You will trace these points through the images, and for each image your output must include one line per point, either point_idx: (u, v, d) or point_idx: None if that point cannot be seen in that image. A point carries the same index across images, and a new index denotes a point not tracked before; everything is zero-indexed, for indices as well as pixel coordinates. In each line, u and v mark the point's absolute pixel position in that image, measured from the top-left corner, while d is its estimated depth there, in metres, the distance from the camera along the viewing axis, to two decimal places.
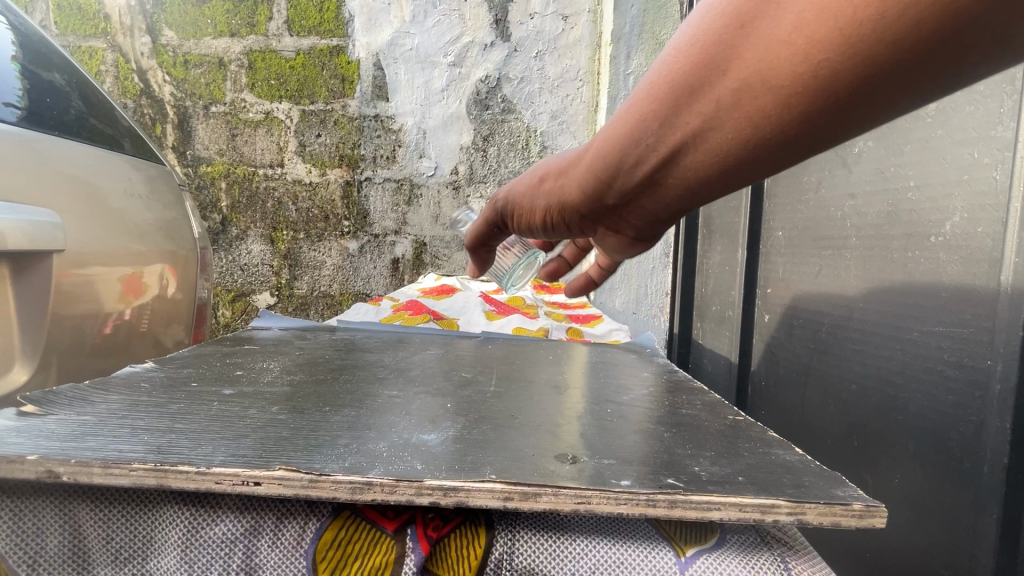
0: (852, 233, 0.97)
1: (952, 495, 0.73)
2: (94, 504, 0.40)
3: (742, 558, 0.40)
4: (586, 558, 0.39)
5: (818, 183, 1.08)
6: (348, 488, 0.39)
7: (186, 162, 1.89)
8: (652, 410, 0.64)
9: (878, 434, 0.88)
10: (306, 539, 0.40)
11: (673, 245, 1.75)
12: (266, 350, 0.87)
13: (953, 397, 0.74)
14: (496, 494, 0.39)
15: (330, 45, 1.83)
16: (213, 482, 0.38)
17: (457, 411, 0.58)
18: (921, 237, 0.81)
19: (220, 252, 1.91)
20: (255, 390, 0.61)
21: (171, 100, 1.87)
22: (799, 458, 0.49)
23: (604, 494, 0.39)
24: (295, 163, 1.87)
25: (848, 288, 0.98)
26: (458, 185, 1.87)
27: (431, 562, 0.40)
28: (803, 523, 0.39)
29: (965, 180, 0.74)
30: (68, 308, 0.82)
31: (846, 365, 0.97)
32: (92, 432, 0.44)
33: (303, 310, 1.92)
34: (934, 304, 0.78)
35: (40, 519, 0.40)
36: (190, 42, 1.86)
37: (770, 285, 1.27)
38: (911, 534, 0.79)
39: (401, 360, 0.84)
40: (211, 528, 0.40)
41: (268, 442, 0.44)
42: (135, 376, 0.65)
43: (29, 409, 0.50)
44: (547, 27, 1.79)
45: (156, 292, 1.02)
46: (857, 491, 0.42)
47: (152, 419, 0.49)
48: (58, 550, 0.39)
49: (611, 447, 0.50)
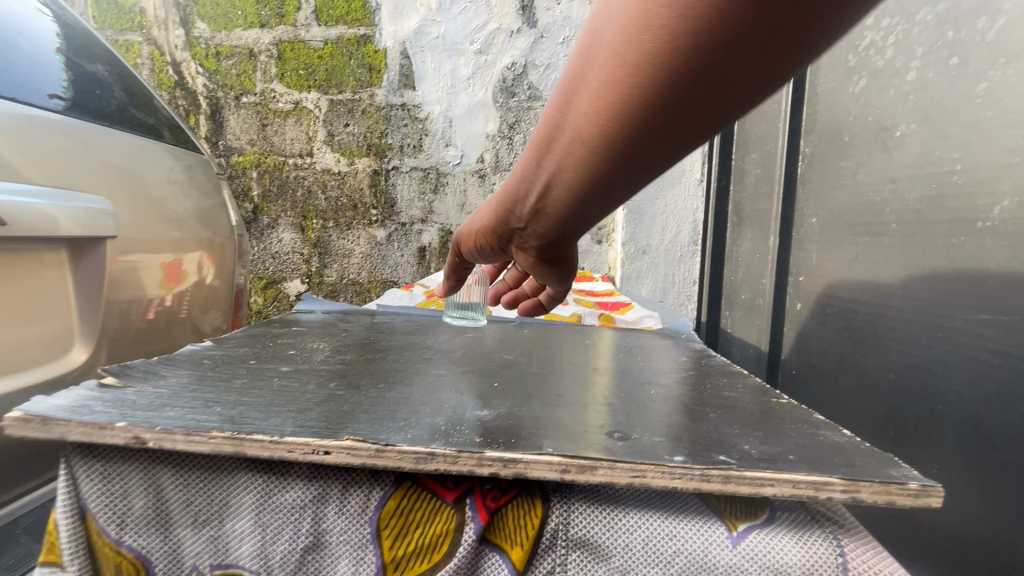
0: (893, 219, 0.95)
1: (996, 484, 0.72)
2: (174, 468, 0.43)
3: (794, 534, 0.40)
4: (639, 530, 0.40)
5: (856, 167, 1.06)
6: (413, 458, 0.40)
7: (219, 152, 1.94)
8: (693, 392, 0.65)
9: (918, 422, 0.86)
10: (370, 507, 0.42)
11: (702, 232, 1.74)
12: (311, 331, 0.90)
13: (998, 385, 0.73)
14: (554, 466, 0.40)
15: (358, 34, 1.85)
16: (285, 450, 0.41)
17: (504, 389, 0.60)
18: (968, 222, 0.79)
19: (253, 240, 1.96)
20: (309, 367, 0.64)
21: (205, 92, 1.92)
22: (847, 439, 0.49)
23: (658, 468, 0.40)
24: (324, 153, 1.90)
25: (888, 275, 0.96)
26: (484, 173, 1.87)
27: (490, 531, 0.41)
28: (857, 500, 0.40)
29: (1016, 162, 0.72)
30: (116, 295, 0.86)
31: (885, 352, 0.95)
32: (169, 402, 0.47)
33: (333, 297, 1.96)
34: (981, 290, 0.76)
35: (124, 482, 0.42)
36: (221, 33, 1.90)
37: (804, 273, 1.25)
38: (952, 522, 0.78)
39: (440, 342, 0.86)
40: (283, 495, 0.42)
41: (332, 415, 0.47)
42: (196, 353, 0.68)
43: (110, 380, 0.54)
44: (574, 12, 1.77)
45: (193, 279, 1.05)
46: (910, 471, 0.42)
47: (220, 392, 0.52)
48: (143, 511, 0.42)
49: (658, 425, 0.51)
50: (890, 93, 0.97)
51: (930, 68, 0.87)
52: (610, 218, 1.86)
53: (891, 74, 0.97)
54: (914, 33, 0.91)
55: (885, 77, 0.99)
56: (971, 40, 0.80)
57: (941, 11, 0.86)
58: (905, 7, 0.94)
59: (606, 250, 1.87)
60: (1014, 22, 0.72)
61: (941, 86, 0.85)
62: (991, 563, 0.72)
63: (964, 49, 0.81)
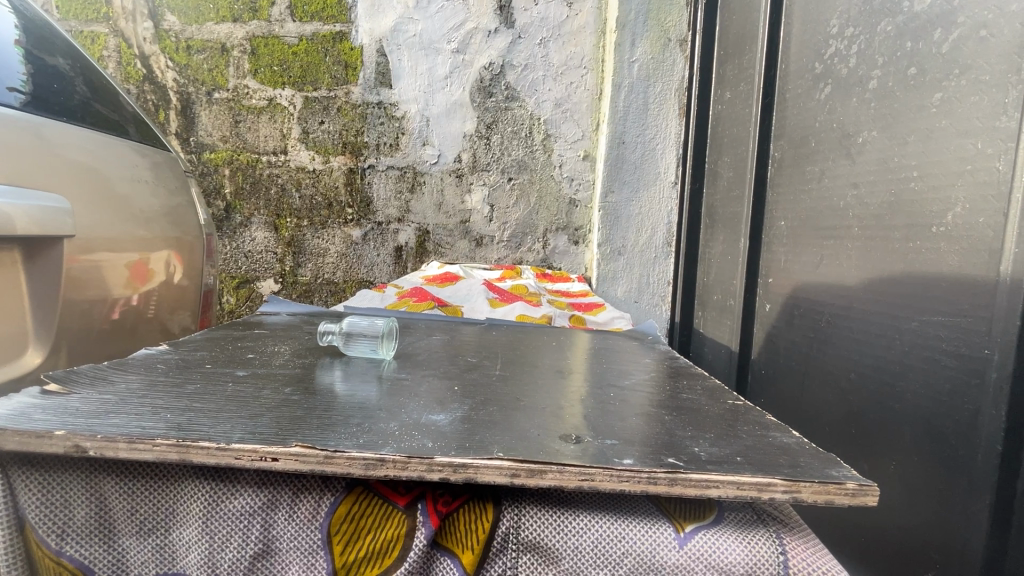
0: (854, 223, 0.98)
1: (948, 482, 0.75)
2: (118, 477, 0.42)
3: (739, 534, 0.41)
4: (588, 532, 0.41)
5: (821, 173, 1.09)
6: (362, 464, 0.41)
7: (190, 148, 1.89)
8: (653, 394, 0.66)
9: (876, 421, 0.89)
10: (320, 513, 0.42)
11: (676, 234, 1.76)
12: (276, 334, 0.89)
13: (950, 385, 0.76)
14: (504, 470, 0.41)
15: (333, 31, 1.83)
16: (233, 457, 0.41)
17: (464, 393, 0.60)
18: (923, 228, 0.82)
19: (225, 239, 1.92)
20: (267, 372, 0.64)
21: (175, 87, 1.87)
22: (795, 440, 0.50)
23: (608, 471, 0.41)
24: (298, 150, 1.87)
25: (849, 278, 0.99)
26: (462, 172, 1.86)
27: (440, 535, 0.42)
28: (798, 501, 0.41)
29: (967, 171, 0.75)
30: (78, 294, 0.83)
31: (846, 353, 0.98)
32: (114, 410, 0.46)
33: (307, 297, 1.93)
34: (934, 294, 0.79)
35: (66, 491, 0.42)
36: (192, 27, 1.85)
37: (771, 275, 1.28)
38: (904, 517, 0.81)
39: (407, 345, 0.86)
40: (231, 501, 0.42)
41: (283, 421, 0.47)
42: (150, 357, 0.68)
43: (53, 388, 0.53)
44: (552, 13, 1.78)
45: (162, 279, 1.03)
46: (851, 471, 0.43)
47: (171, 398, 0.51)
48: (85, 521, 0.41)
49: (613, 428, 0.51)
50: (852, 101, 1.00)
51: (890, 77, 0.90)
52: (586, 219, 1.88)
53: (854, 82, 1.00)
54: (876, 43, 0.94)
55: (848, 85, 1.02)
56: (928, 50, 0.82)
57: (901, 22, 0.88)
58: (867, 18, 0.97)
59: (581, 251, 1.89)
60: (967, 35, 0.75)
61: (899, 95, 0.88)
62: (942, 556, 0.74)
63: (921, 59, 0.84)
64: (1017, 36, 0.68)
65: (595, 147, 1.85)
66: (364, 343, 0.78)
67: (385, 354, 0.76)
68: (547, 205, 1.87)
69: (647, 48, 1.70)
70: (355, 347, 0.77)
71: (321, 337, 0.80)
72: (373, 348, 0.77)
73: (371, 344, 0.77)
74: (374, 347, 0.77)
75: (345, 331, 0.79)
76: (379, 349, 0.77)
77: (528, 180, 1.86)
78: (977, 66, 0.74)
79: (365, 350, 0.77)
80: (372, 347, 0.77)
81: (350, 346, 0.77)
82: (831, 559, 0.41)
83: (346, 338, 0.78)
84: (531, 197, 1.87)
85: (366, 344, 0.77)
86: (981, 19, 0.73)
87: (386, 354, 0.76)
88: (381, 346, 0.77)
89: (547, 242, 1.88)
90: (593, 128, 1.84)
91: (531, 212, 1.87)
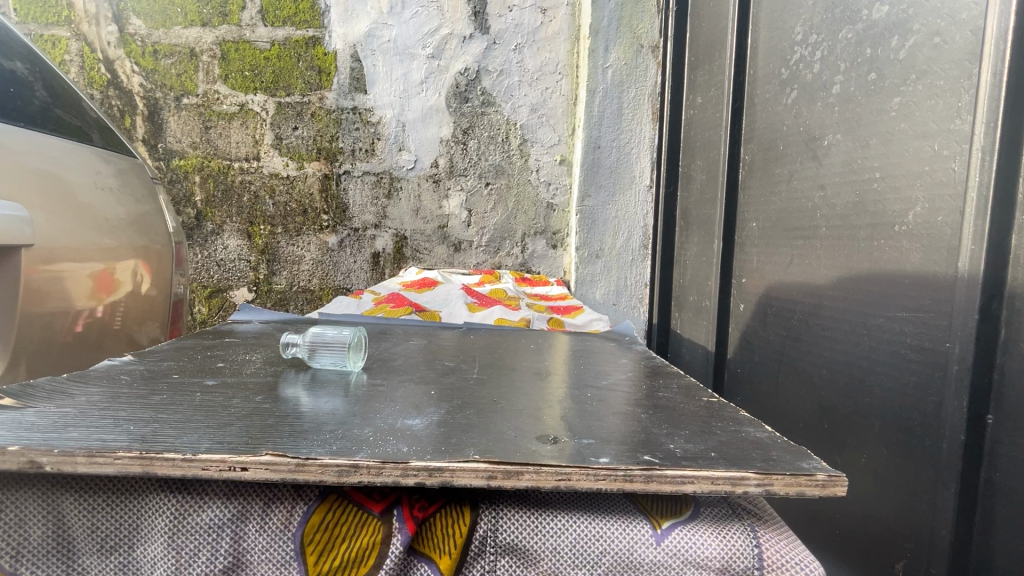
0: (821, 223, 1.01)
1: (914, 471, 0.77)
2: (77, 493, 0.41)
3: (714, 528, 0.42)
4: (566, 532, 0.41)
5: (789, 175, 1.11)
6: (335, 470, 0.40)
7: (158, 155, 1.84)
8: (629, 393, 0.67)
9: (847, 415, 0.91)
10: (293, 523, 0.41)
11: (651, 236, 1.79)
12: (248, 342, 0.87)
13: (915, 377, 0.78)
14: (480, 473, 0.40)
15: (307, 36, 1.81)
16: (199, 468, 0.39)
17: (440, 397, 0.60)
18: (886, 227, 0.85)
19: (196, 248, 1.87)
20: (238, 381, 0.62)
21: (141, 92, 1.82)
22: (767, 434, 0.51)
23: (584, 470, 0.41)
24: (272, 156, 1.84)
25: (818, 276, 1.01)
26: (439, 178, 1.85)
27: (417, 541, 0.42)
28: (770, 493, 0.41)
29: (926, 171, 0.78)
30: (39, 307, 0.80)
31: (817, 349, 1.00)
32: (74, 423, 0.45)
33: (282, 305, 1.89)
34: (897, 290, 0.82)
35: (22, 510, 0.40)
36: (159, 31, 1.81)
37: (744, 275, 1.31)
38: (876, 507, 0.83)
39: (385, 351, 0.85)
40: (198, 514, 0.41)
41: (254, 430, 0.46)
42: (113, 369, 0.65)
43: (8, 401, 0.51)
44: (527, 19, 1.80)
45: (128, 289, 1.00)
46: (821, 464, 0.44)
47: (135, 410, 0.49)
48: (42, 541, 0.40)
49: (590, 427, 0.52)
50: (817, 105, 1.03)
51: (852, 83, 0.93)
52: (564, 223, 1.88)
53: (818, 87, 1.03)
54: (838, 49, 0.98)
55: (813, 90, 1.05)
56: (886, 56, 0.86)
57: (860, 29, 0.92)
58: (829, 26, 1.00)
59: (560, 255, 1.89)
60: (922, 42, 0.79)
61: (861, 100, 0.91)
62: (913, 546, 0.76)
63: (880, 65, 0.87)
64: (969, 43, 0.71)
65: (571, 152, 1.87)
66: (330, 355, 0.72)
67: (352, 365, 0.71)
68: (525, 210, 1.87)
69: (620, 54, 1.73)
70: (321, 360, 0.72)
71: (285, 351, 0.75)
72: (341, 359, 0.72)
73: (338, 355, 0.72)
74: (340, 358, 0.72)
75: (310, 341, 0.73)
76: (347, 359, 0.71)
77: (505, 185, 1.86)
78: (932, 71, 0.77)
79: (332, 362, 0.72)
80: (339, 358, 0.72)
81: (315, 359, 0.72)
82: (803, 549, 0.42)
83: (310, 351, 0.72)
84: (509, 202, 1.87)
85: (331, 356, 0.72)
86: (934, 27, 0.77)
87: (353, 365, 0.71)
88: (348, 357, 0.71)
89: (525, 246, 1.88)
90: (569, 133, 1.86)
91: (509, 216, 1.87)
